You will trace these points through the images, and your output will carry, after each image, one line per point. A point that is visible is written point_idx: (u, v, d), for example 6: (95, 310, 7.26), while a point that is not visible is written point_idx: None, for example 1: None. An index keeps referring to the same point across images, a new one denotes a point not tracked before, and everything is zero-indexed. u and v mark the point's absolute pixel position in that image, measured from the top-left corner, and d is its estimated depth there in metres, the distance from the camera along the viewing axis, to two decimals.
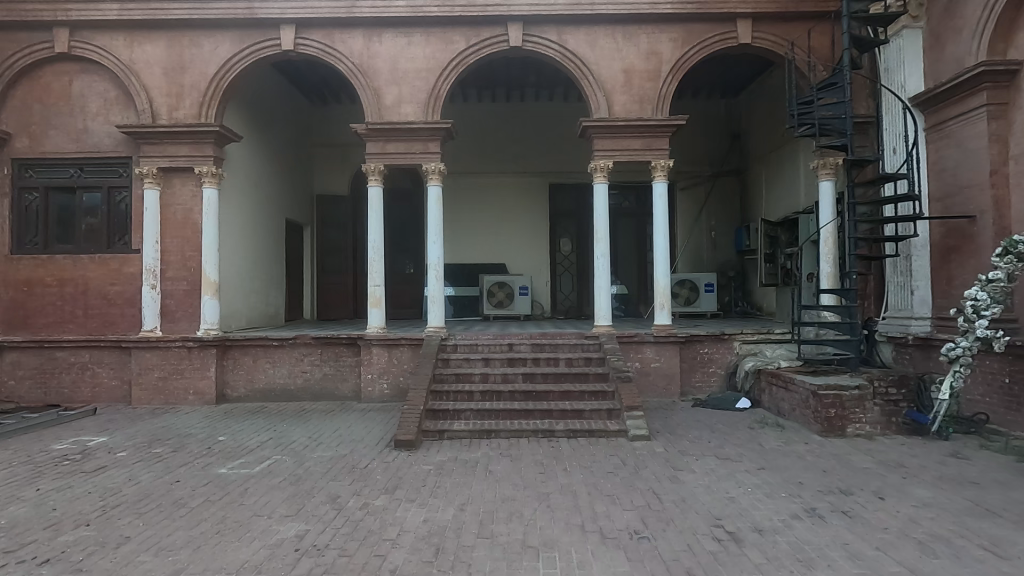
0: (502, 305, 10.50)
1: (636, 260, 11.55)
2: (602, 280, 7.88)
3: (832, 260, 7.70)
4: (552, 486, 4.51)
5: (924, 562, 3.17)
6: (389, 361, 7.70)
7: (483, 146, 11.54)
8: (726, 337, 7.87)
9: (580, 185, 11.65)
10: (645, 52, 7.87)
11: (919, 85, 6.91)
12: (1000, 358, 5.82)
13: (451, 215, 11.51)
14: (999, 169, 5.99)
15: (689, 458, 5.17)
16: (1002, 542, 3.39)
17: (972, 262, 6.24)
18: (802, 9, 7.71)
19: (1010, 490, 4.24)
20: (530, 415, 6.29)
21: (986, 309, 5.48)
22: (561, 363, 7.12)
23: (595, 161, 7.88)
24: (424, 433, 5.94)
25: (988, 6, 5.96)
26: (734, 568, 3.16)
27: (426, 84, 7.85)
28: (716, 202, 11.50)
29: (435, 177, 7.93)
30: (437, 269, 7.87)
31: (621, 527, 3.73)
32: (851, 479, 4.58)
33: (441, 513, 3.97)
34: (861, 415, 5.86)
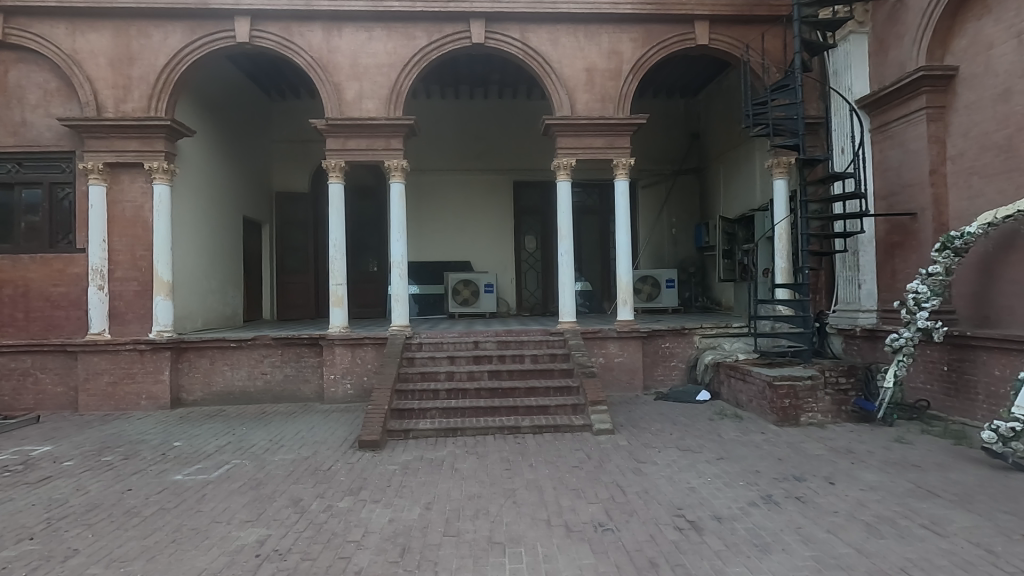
0: (467, 303, 10.47)
1: (600, 258, 11.71)
2: (566, 277, 7.97)
3: (785, 255, 7.98)
4: (518, 481, 4.55)
5: (871, 543, 3.34)
6: (352, 360, 7.59)
7: (446, 143, 11.46)
8: (687, 332, 8.05)
9: (543, 183, 11.73)
10: (606, 52, 7.96)
11: (865, 88, 7.24)
12: (939, 348, 6.16)
13: (414, 213, 11.40)
14: (938, 169, 6.31)
15: (652, 450, 5.30)
16: (941, 521, 3.60)
17: (913, 257, 6.57)
18: (757, 13, 7.96)
19: (949, 472, 4.50)
20: (496, 412, 6.31)
21: (926, 302, 5.81)
22: (526, 360, 7.15)
23: (558, 159, 7.92)
24: (390, 433, 5.89)
25: (927, 14, 6.26)
26: (695, 556, 3.25)
27: (388, 79, 7.75)
28: (676, 200, 11.76)
29: (398, 175, 7.81)
30: (401, 266, 7.79)
31: (586, 519, 3.79)
32: (804, 466, 4.78)
33: (406, 513, 3.94)
34: (814, 404, 6.11)
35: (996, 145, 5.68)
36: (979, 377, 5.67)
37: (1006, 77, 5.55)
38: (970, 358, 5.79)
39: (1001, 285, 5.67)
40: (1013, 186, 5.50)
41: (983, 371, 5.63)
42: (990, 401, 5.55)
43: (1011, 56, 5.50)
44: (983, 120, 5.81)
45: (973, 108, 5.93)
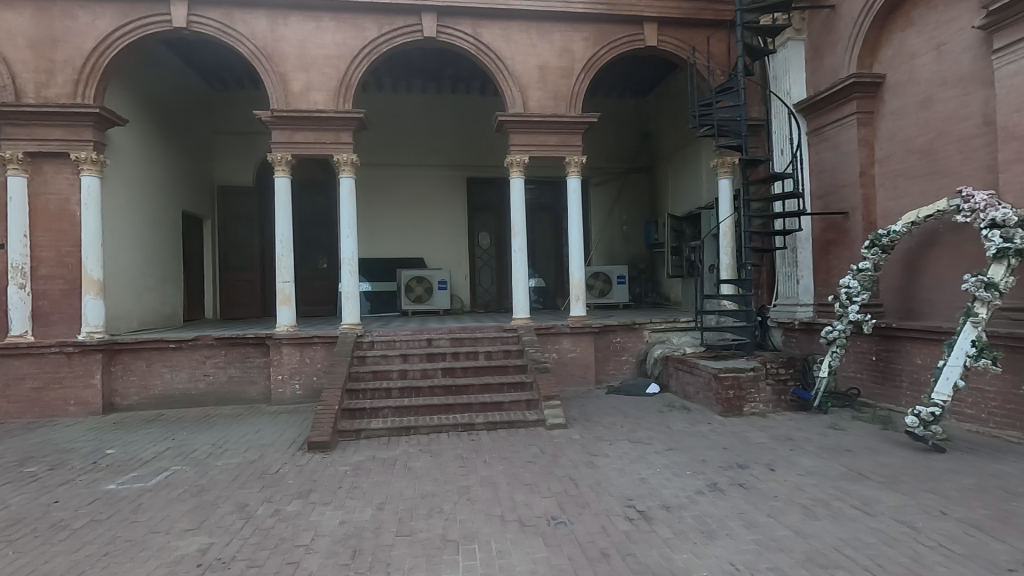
0: (420, 300, 10.36)
1: (553, 254, 11.82)
2: (519, 273, 8.00)
3: (730, 252, 8.29)
4: (472, 478, 4.54)
5: (808, 524, 3.52)
6: (301, 360, 7.37)
7: (398, 138, 11.27)
8: (637, 327, 8.24)
9: (496, 180, 11.72)
10: (558, 50, 8.03)
11: (802, 92, 7.61)
12: (869, 339, 6.56)
13: (365, 208, 11.16)
14: (868, 171, 6.69)
15: (604, 443, 5.40)
16: (870, 501, 3.84)
17: (846, 254, 6.96)
18: (702, 17, 8.22)
19: (878, 455, 4.81)
20: (450, 409, 6.28)
21: (857, 296, 6.18)
22: (479, 356, 7.14)
23: (511, 155, 7.93)
24: (340, 434, 5.76)
25: (858, 24, 6.63)
26: (646, 544, 3.33)
27: (337, 71, 7.55)
28: (627, 198, 12.00)
29: (347, 169, 7.61)
30: (352, 263, 7.61)
31: (539, 513, 3.83)
32: (747, 454, 4.99)
33: (358, 515, 3.86)
34: (757, 395, 6.38)
35: (919, 149, 6.08)
36: (904, 366, 6.08)
37: (927, 86, 5.94)
38: (896, 349, 6.18)
39: (922, 280, 6.06)
40: (934, 187, 5.89)
41: (907, 360, 6.03)
42: (912, 388, 5.96)
43: (931, 66, 5.89)
44: (907, 125, 6.20)
45: (898, 114, 6.31)
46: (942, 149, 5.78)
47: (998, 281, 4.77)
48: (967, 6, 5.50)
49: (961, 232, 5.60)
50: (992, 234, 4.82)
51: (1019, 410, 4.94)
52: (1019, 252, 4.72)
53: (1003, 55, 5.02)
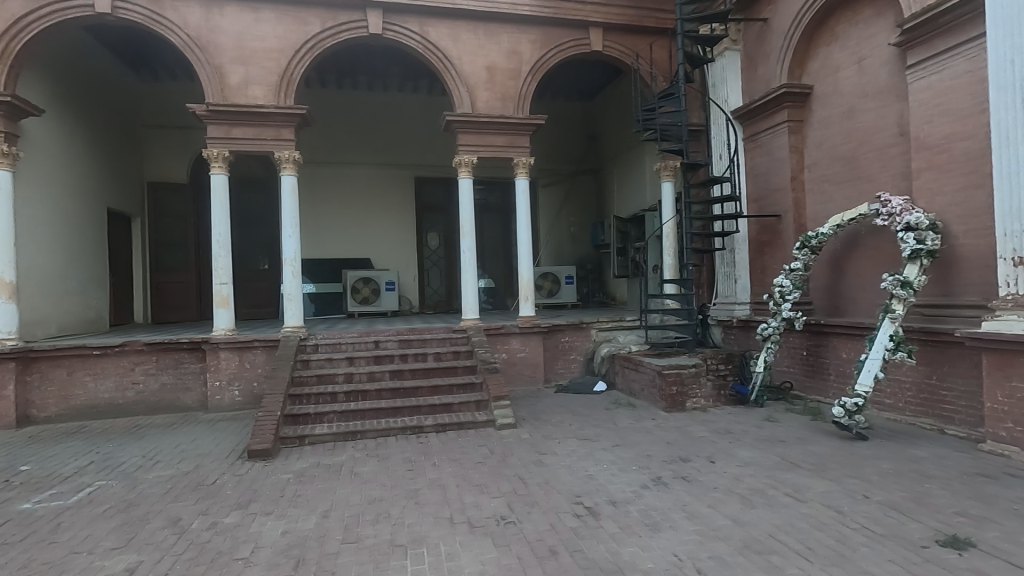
0: (367, 302, 10.15)
1: (502, 255, 11.86)
2: (468, 273, 7.98)
3: (672, 253, 8.57)
4: (421, 481, 4.49)
5: (746, 513, 3.69)
6: (240, 365, 7.08)
7: (343, 135, 11.00)
8: (584, 326, 8.38)
9: (445, 180, 11.65)
10: (506, 51, 8.06)
11: (739, 100, 7.96)
12: (800, 335, 6.93)
13: (309, 207, 10.82)
14: (798, 176, 7.08)
15: (553, 441, 5.47)
16: (801, 488, 4.07)
17: (779, 254, 7.33)
18: (645, 24, 8.46)
19: (808, 445, 5.09)
20: (398, 412, 6.18)
21: (789, 295, 6.53)
22: (428, 358, 7.07)
23: (459, 156, 7.87)
24: (283, 440, 5.56)
25: (788, 37, 7.00)
26: (593, 540, 3.40)
27: (277, 65, 7.29)
28: (575, 200, 12.18)
29: (290, 167, 7.35)
30: (294, 264, 7.36)
31: (488, 514, 3.83)
32: (689, 447, 5.16)
33: (302, 523, 3.75)
34: (698, 390, 6.63)
35: (842, 156, 6.48)
36: (831, 360, 6.47)
37: (850, 98, 6.34)
38: (825, 344, 6.57)
39: (847, 278, 6.46)
40: (857, 193, 6.29)
41: (834, 355, 6.43)
42: (839, 380, 6.35)
43: (853, 79, 6.30)
44: (832, 133, 6.59)
45: (824, 123, 6.71)
46: (863, 157, 6.19)
47: (912, 280, 5.13)
48: (884, 24, 5.91)
49: (881, 233, 6.00)
50: (907, 237, 5.18)
51: (931, 399, 5.34)
52: (931, 254, 5.09)
53: (915, 71, 5.42)
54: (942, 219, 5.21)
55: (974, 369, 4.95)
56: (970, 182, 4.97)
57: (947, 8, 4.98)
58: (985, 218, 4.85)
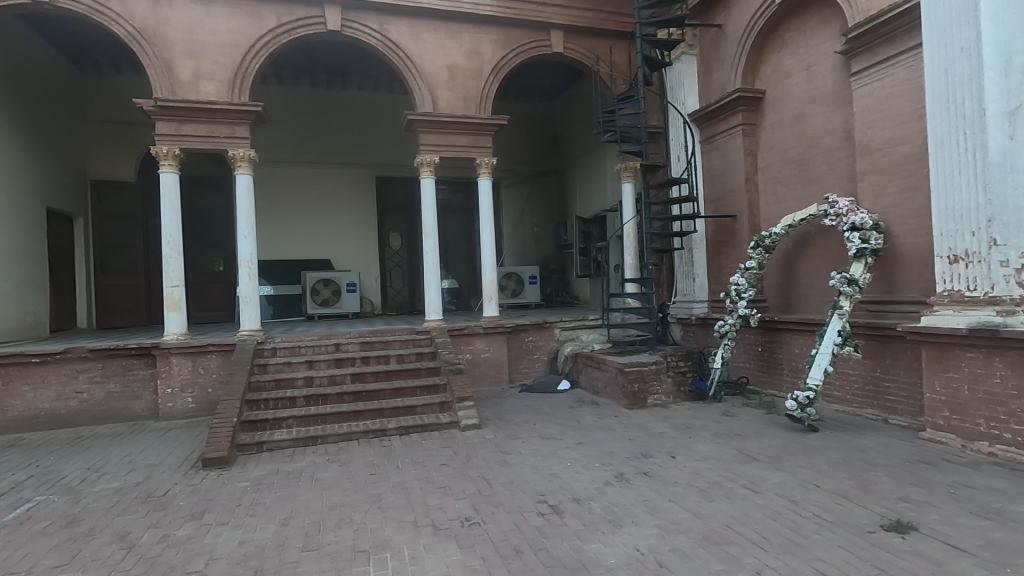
0: (328, 304, 9.95)
1: (466, 255, 11.81)
2: (431, 274, 7.91)
3: (633, 252, 8.73)
4: (384, 485, 4.43)
5: (705, 505, 3.79)
6: (193, 371, 6.83)
7: (301, 133, 10.75)
8: (548, 326, 8.44)
9: (407, 179, 11.53)
10: (467, 51, 8.03)
11: (695, 103, 8.18)
12: (755, 332, 7.16)
13: (265, 207, 10.53)
14: (752, 178, 7.32)
15: (517, 441, 5.48)
16: (757, 480, 4.20)
17: (735, 254, 7.56)
18: (605, 27, 8.58)
19: (763, 437, 5.27)
20: (360, 416, 6.08)
21: (745, 292, 6.73)
22: (391, 360, 6.98)
23: (421, 155, 7.80)
24: (240, 448, 5.39)
25: (741, 43, 7.23)
26: (557, 538, 3.42)
27: (231, 60, 7.07)
28: (538, 200, 12.25)
29: (244, 165, 7.12)
30: (250, 265, 7.13)
31: (452, 516, 3.81)
32: (650, 443, 5.27)
33: (260, 533, 3.64)
34: (659, 387, 6.76)
35: (793, 159, 6.73)
36: (785, 355, 6.71)
37: (800, 103, 6.59)
38: (778, 340, 6.81)
39: (798, 277, 6.71)
40: (806, 194, 6.55)
41: (787, 350, 6.67)
42: (792, 374, 6.59)
43: (803, 85, 6.55)
44: (784, 137, 6.84)
45: (776, 127, 6.95)
46: (812, 160, 6.44)
47: (858, 277, 5.37)
48: (831, 32, 6.17)
49: (829, 233, 6.25)
50: (853, 236, 5.42)
51: (876, 391, 5.61)
52: (874, 252, 5.35)
53: (859, 78, 5.68)
54: (885, 219, 5.48)
55: (915, 362, 5.23)
56: (909, 184, 5.24)
57: (887, 19, 5.24)
58: (924, 219, 5.12)
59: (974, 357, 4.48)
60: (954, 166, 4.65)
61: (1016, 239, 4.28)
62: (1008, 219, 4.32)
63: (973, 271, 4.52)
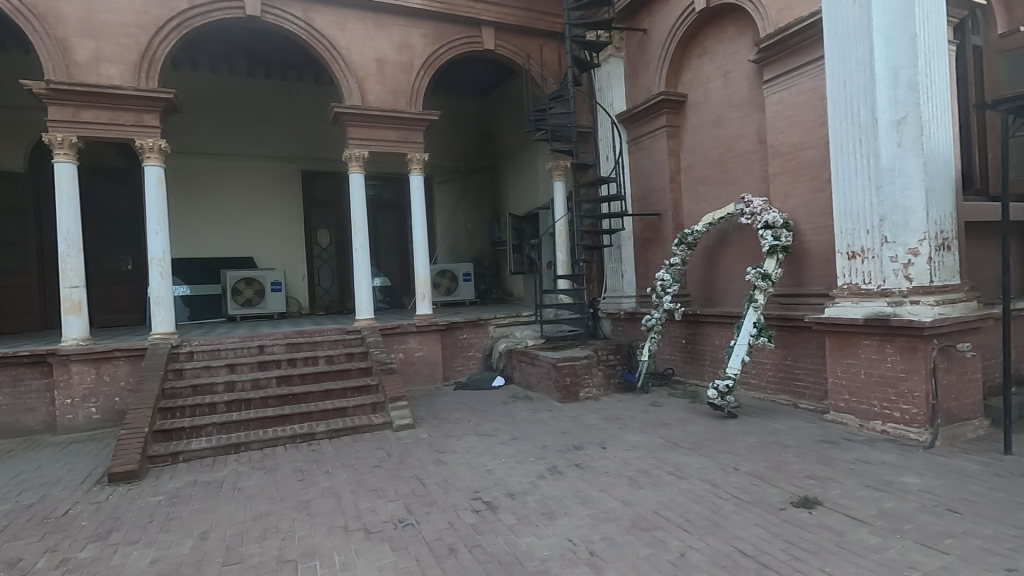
0: (250, 304, 9.47)
1: (398, 252, 11.59)
2: (361, 272, 7.69)
3: (565, 249, 8.89)
4: (313, 491, 4.27)
5: (633, 493, 3.93)
6: (97, 379, 6.29)
7: (218, 123, 10.14)
8: (482, 323, 8.44)
9: (335, 174, 11.15)
10: (397, 44, 7.87)
11: (623, 105, 8.43)
12: (679, 325, 7.50)
13: (178, 202, 9.85)
14: (675, 178, 7.65)
15: (452, 439, 5.45)
16: (682, 466, 4.41)
17: (661, 250, 7.88)
18: (535, 26, 8.67)
19: (687, 425, 5.53)
20: (286, 421, 5.83)
21: (669, 288, 7.03)
22: (320, 361, 6.74)
23: (349, 149, 7.57)
24: (152, 460, 5.03)
25: (664, 48, 7.53)
26: (491, 534, 3.43)
27: (137, 42, 6.56)
28: (471, 197, 12.21)
29: (153, 156, 6.61)
30: (162, 263, 6.63)
31: (385, 518, 3.73)
32: (582, 436, 5.39)
33: (175, 549, 3.41)
34: (590, 380, 6.94)
35: (712, 161, 7.09)
36: (707, 347, 7.07)
37: (718, 108, 6.94)
38: (701, 332, 7.17)
39: (718, 272, 7.09)
40: (725, 194, 6.92)
41: (709, 342, 7.04)
42: (713, 364, 6.97)
43: (721, 90, 6.91)
44: (704, 139, 7.19)
45: (697, 130, 7.30)
46: (730, 162, 6.81)
47: (771, 272, 5.73)
48: (744, 42, 6.55)
49: (745, 231, 6.65)
50: (766, 234, 5.79)
51: (787, 377, 6.03)
52: (785, 249, 5.73)
53: (771, 85, 6.05)
54: (794, 218, 5.88)
55: (820, 350, 5.67)
56: (814, 186, 5.65)
57: (794, 32, 5.62)
58: (827, 218, 5.55)
59: (869, 344, 4.90)
60: (852, 170, 5.07)
61: (903, 237, 4.75)
62: (897, 219, 4.77)
63: (868, 266, 4.97)
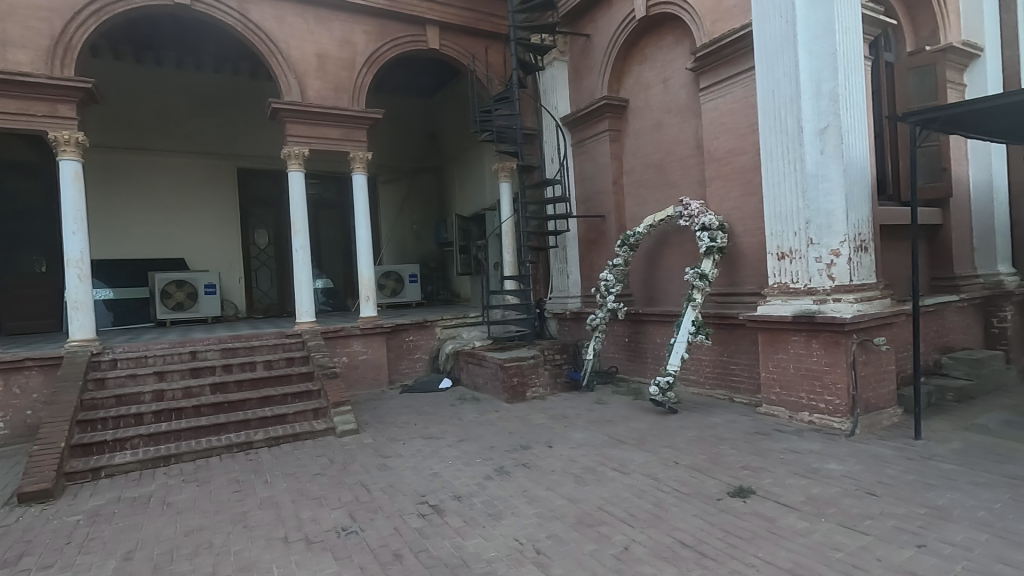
0: (182, 308, 8.98)
1: (341, 253, 11.30)
2: (301, 273, 7.45)
3: (511, 250, 8.94)
4: (250, 502, 4.09)
5: (579, 490, 3.99)
6: (5, 390, 5.79)
7: (144, 116, 9.55)
8: (428, 324, 8.35)
9: (272, 172, 10.74)
10: (339, 40, 7.67)
11: (567, 108, 8.56)
12: (623, 324, 7.69)
13: (99, 199, 9.19)
14: (618, 181, 7.84)
15: (398, 443, 5.35)
16: (625, 462, 4.52)
17: (604, 251, 8.05)
18: (481, 27, 8.67)
19: (631, 422, 5.68)
20: (221, 430, 5.55)
21: (613, 288, 7.20)
22: (258, 367, 6.47)
23: (288, 147, 7.30)
24: (70, 477, 4.66)
25: (607, 53, 7.71)
26: (438, 538, 3.40)
27: (50, 27, 6.08)
28: (417, 198, 12.06)
29: (70, 150, 6.14)
30: (80, 265, 6.16)
31: (328, 527, 3.63)
32: (529, 435, 5.43)
33: (96, 571, 3.18)
34: (536, 379, 7.00)
35: (653, 164, 7.31)
36: (649, 344, 7.29)
37: (658, 113, 7.17)
38: (643, 330, 7.38)
39: (658, 273, 7.32)
40: (664, 197, 7.16)
41: (651, 340, 7.26)
42: (655, 362, 7.19)
43: (660, 96, 7.14)
44: (645, 144, 7.40)
45: (638, 134, 7.51)
46: (669, 166, 7.04)
47: (708, 272, 5.97)
48: (682, 50, 6.80)
49: (683, 233, 6.90)
50: (703, 236, 6.03)
51: (723, 373, 6.30)
52: (720, 250, 5.99)
53: (707, 93, 6.30)
54: (728, 221, 6.15)
55: (753, 346, 5.95)
56: (747, 190, 5.92)
57: (727, 43, 5.89)
58: (758, 221, 5.83)
59: (797, 339, 5.19)
60: (780, 175, 5.37)
61: (827, 238, 5.06)
62: (820, 222, 5.08)
63: (796, 266, 5.26)
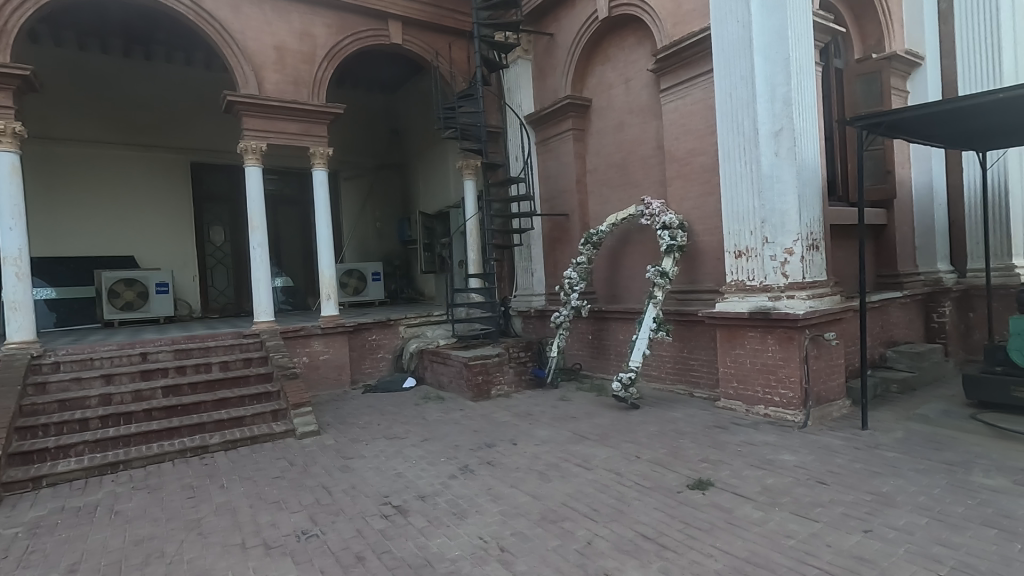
0: (131, 307, 8.60)
1: (301, 251, 11.04)
2: (259, 271, 7.24)
3: (476, 248, 8.91)
4: (205, 509, 3.95)
5: (543, 487, 4.01)
6: None
7: (88, 106, 9.08)
8: (392, 323, 8.25)
9: (228, 167, 10.39)
10: (298, 32, 7.48)
11: (531, 106, 8.59)
12: (586, 321, 7.77)
13: (39, 193, 8.70)
14: (581, 179, 7.91)
15: (360, 444, 5.27)
16: (588, 457, 4.57)
17: (568, 249, 8.12)
18: (444, 23, 8.60)
19: (594, 418, 5.75)
20: (173, 434, 5.34)
21: (576, 286, 7.27)
22: (213, 368, 6.25)
23: (245, 141, 7.08)
24: (7, 487, 4.40)
25: (571, 53, 7.77)
26: (401, 538, 3.36)
27: None
28: (380, 195, 11.90)
29: (6, 142, 5.79)
30: (18, 263, 5.82)
31: (287, 531, 3.54)
32: (493, 433, 5.43)
33: None
34: (501, 377, 7.01)
35: (615, 163, 7.41)
36: (612, 341, 7.40)
37: (620, 113, 7.27)
38: (606, 328, 7.48)
39: (621, 270, 7.42)
40: (626, 196, 7.27)
41: (613, 337, 7.36)
42: (618, 358, 7.31)
43: (622, 97, 7.24)
44: (607, 143, 7.50)
45: (601, 134, 7.59)
46: (631, 165, 7.15)
47: (668, 270, 6.08)
48: (643, 52, 6.91)
49: (645, 232, 7.02)
50: (664, 234, 6.14)
51: (683, 368, 6.44)
52: (680, 248, 6.12)
53: (667, 94, 6.42)
54: (688, 220, 6.29)
55: (711, 342, 6.11)
56: (706, 190, 6.07)
57: (686, 45, 6.02)
58: (717, 220, 5.98)
59: (753, 335, 5.36)
60: (736, 176, 5.52)
61: (780, 238, 5.23)
62: (775, 222, 5.26)
63: (752, 264, 5.42)
